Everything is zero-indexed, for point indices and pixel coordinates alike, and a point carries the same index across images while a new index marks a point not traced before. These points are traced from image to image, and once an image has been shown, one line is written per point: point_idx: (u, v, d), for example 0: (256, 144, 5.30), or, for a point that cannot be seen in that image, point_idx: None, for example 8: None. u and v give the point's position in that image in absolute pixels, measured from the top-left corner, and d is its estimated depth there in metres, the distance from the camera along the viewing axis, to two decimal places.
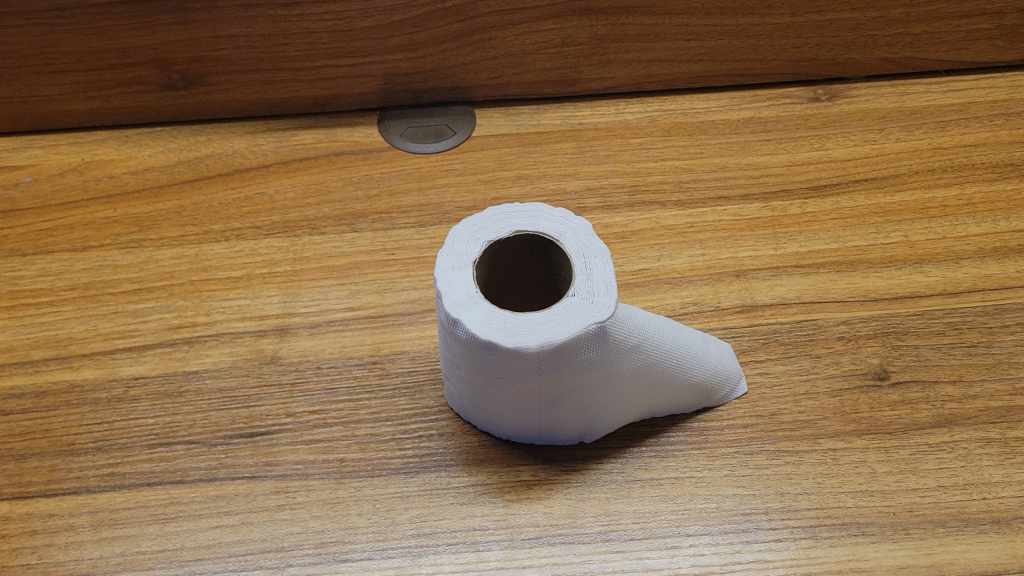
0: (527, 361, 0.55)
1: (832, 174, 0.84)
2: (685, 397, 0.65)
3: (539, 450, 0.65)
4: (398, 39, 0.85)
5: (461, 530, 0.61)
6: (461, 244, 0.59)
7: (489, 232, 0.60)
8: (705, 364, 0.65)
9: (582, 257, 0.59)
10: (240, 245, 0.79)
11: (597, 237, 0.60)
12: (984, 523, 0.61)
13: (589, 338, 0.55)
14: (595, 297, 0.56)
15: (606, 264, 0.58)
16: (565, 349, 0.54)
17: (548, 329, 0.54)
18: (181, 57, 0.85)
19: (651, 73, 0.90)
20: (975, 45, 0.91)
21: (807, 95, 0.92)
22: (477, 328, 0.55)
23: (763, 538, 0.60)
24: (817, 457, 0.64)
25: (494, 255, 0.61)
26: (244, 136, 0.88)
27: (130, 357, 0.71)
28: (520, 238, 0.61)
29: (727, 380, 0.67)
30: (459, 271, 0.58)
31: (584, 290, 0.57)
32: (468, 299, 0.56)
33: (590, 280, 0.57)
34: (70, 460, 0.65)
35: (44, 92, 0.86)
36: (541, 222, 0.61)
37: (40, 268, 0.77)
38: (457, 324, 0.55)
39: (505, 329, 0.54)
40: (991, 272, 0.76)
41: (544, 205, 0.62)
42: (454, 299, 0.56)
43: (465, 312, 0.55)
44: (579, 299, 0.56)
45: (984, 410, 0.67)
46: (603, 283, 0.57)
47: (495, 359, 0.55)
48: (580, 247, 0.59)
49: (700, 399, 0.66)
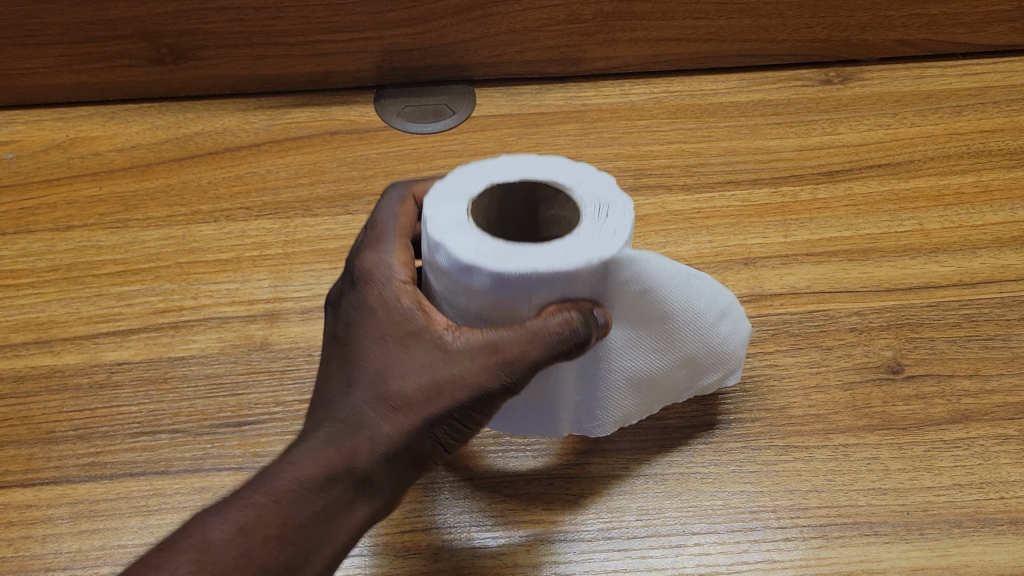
0: (514, 290, 0.46)
1: (844, 159, 0.82)
2: (689, 367, 0.57)
3: (539, 433, 0.56)
4: (395, 14, 0.82)
5: (457, 526, 0.56)
6: (459, 179, 0.51)
7: (493, 164, 0.53)
8: (714, 330, 0.57)
9: (597, 193, 0.50)
10: (230, 226, 0.76)
11: (620, 187, 0.51)
12: (1000, 523, 0.55)
13: (595, 271, 0.46)
14: (606, 230, 0.47)
15: (624, 202, 0.49)
16: (566, 282, 0.46)
17: (546, 256, 0.45)
18: (170, 31, 0.82)
19: (659, 53, 0.88)
20: (994, 27, 0.90)
21: (819, 77, 0.90)
22: (461, 253, 0.46)
23: (771, 537, 0.55)
24: (828, 453, 0.59)
25: (497, 202, 0.53)
26: (235, 113, 0.87)
27: (114, 342, 0.68)
28: (532, 184, 0.52)
29: (731, 356, 0.60)
30: (451, 196, 0.50)
31: (595, 224, 0.48)
32: (458, 223, 0.48)
33: (604, 214, 0.48)
34: (48, 448, 0.61)
35: (27, 65, 0.84)
36: (554, 161, 0.53)
37: (22, 247, 0.75)
38: (440, 248, 0.47)
39: (493, 252, 0.46)
40: (1009, 262, 0.72)
41: (561, 149, 0.54)
42: (440, 223, 0.48)
43: (452, 235, 0.47)
44: (584, 233, 0.47)
45: (1002, 406, 0.62)
46: (617, 218, 0.48)
47: (478, 290, 0.46)
48: (598, 192, 0.50)
49: (705, 372, 0.59)
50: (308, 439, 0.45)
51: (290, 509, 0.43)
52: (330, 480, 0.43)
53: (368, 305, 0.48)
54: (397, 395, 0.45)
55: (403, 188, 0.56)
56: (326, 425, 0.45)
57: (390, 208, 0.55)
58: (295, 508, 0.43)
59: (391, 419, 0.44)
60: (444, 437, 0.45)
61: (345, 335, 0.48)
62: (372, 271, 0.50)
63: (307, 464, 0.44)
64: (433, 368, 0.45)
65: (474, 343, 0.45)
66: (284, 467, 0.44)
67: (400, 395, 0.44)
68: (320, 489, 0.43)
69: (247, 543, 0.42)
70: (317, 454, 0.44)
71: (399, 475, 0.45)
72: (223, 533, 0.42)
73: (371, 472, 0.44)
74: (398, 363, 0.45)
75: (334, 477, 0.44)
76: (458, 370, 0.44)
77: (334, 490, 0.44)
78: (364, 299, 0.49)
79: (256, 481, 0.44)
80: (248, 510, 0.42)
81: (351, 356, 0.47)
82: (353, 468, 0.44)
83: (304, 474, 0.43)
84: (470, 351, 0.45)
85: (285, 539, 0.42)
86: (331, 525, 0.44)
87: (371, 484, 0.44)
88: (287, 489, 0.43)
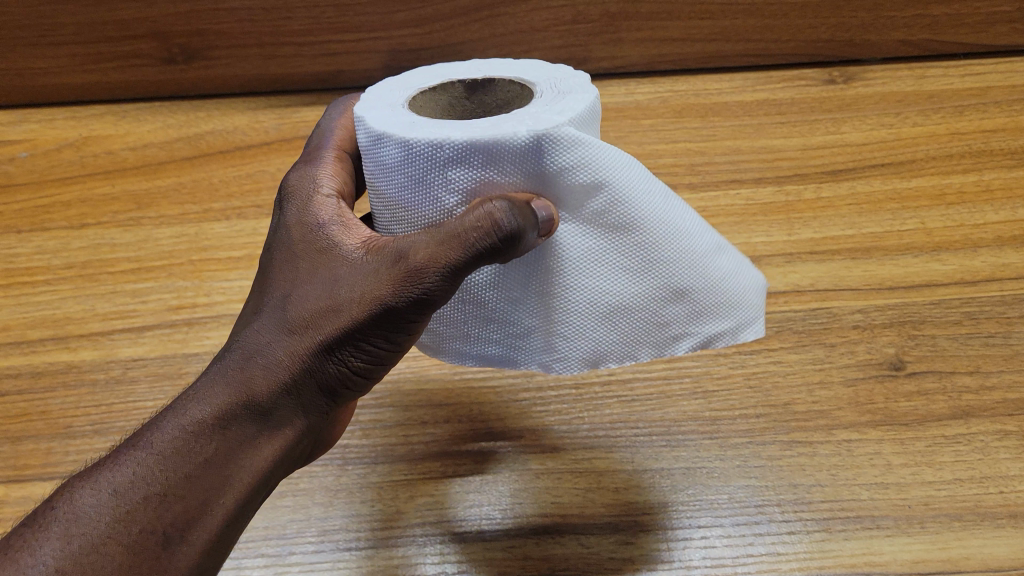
0: (426, 164, 0.43)
1: (848, 159, 0.85)
2: (676, 298, 0.46)
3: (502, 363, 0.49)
4: (403, 14, 0.91)
5: (468, 519, 0.55)
6: (420, 75, 0.52)
7: (461, 71, 0.52)
8: (709, 259, 0.47)
9: (554, 90, 0.47)
10: (241, 224, 0.79)
11: (592, 82, 0.48)
12: (1001, 517, 0.53)
13: (510, 147, 0.42)
14: (541, 113, 0.43)
15: (579, 97, 0.45)
16: (470, 154, 0.42)
17: (455, 127, 0.43)
18: (182, 30, 0.92)
19: (663, 53, 0.96)
20: (995, 28, 0.96)
21: (822, 78, 0.97)
22: (376, 125, 0.45)
23: (776, 530, 0.53)
24: (831, 448, 0.59)
25: (464, 107, 0.53)
26: (247, 114, 0.95)
27: (129, 339, 0.68)
28: (493, 84, 0.52)
29: (736, 305, 0.48)
30: (398, 89, 0.50)
31: (535, 109, 0.44)
32: (387, 104, 0.48)
33: (549, 103, 0.45)
34: (67, 443, 0.60)
35: (60, 71, 0.95)
36: (528, 70, 0.52)
37: (36, 246, 0.78)
38: (360, 121, 0.46)
39: (406, 124, 0.44)
40: (1009, 261, 0.72)
41: (547, 63, 0.52)
42: (370, 102, 0.48)
43: (372, 111, 0.47)
44: (522, 114, 0.44)
45: (1002, 402, 0.61)
46: (560, 106, 0.44)
47: (393, 168, 0.45)
48: (558, 84, 0.48)
49: (699, 315, 0.47)
50: (205, 379, 0.43)
51: (180, 453, 0.41)
52: (225, 419, 0.42)
53: (285, 223, 0.48)
54: (295, 320, 0.43)
55: (355, 102, 0.58)
56: (227, 359, 0.44)
57: (334, 122, 0.56)
58: (185, 452, 0.41)
59: (287, 346, 0.43)
60: (350, 362, 0.43)
61: (263, 264, 0.47)
62: (296, 190, 0.49)
63: (202, 404, 0.42)
64: (334, 286, 0.43)
65: (378, 255, 0.42)
66: (177, 411, 0.42)
67: (299, 318, 0.43)
68: (213, 430, 0.42)
69: (133, 495, 0.39)
70: (212, 393, 0.42)
71: (305, 405, 0.43)
72: (106, 487, 0.39)
73: (269, 403, 0.42)
74: (303, 285, 0.44)
75: (228, 416, 0.42)
76: (358, 284, 0.42)
77: (229, 428, 0.42)
78: (283, 217, 0.48)
79: (148, 430, 0.42)
80: (135, 460, 0.40)
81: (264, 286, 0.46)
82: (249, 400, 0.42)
83: (195, 416, 0.42)
84: (372, 264, 0.42)
85: (175, 486, 0.40)
86: (228, 466, 0.41)
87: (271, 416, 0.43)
88: (179, 425, 0.41)
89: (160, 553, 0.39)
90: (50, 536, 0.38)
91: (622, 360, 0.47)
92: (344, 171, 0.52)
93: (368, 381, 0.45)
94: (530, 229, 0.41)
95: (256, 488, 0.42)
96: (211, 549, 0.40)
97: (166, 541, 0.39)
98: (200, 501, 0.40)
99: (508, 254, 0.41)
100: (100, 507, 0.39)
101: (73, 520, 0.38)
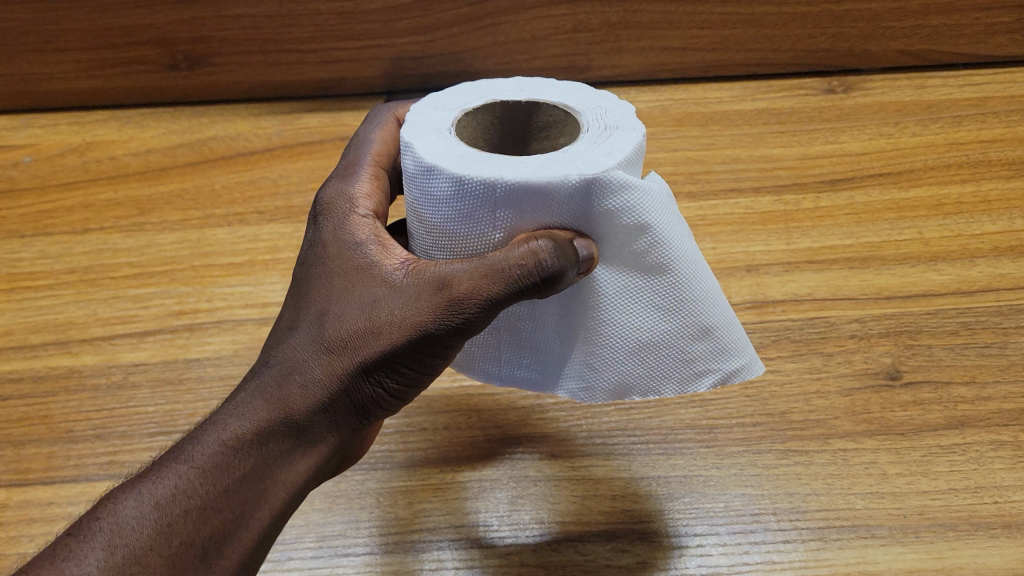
0: (476, 201, 0.44)
1: (846, 168, 0.85)
2: (701, 336, 0.48)
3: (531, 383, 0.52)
4: (405, 22, 0.92)
5: (465, 526, 0.55)
6: (460, 94, 0.52)
7: (500, 92, 0.53)
8: (722, 302, 0.50)
9: (601, 126, 0.48)
10: (242, 230, 0.79)
11: (636, 118, 0.49)
12: (994, 527, 0.53)
13: (563, 191, 0.43)
14: (592, 156, 0.44)
15: (628, 138, 0.46)
16: (521, 195, 0.43)
17: (508, 165, 0.43)
18: (185, 37, 0.93)
19: (663, 61, 0.97)
20: (994, 38, 0.97)
21: (822, 87, 0.98)
22: (426, 154, 0.45)
23: (771, 539, 0.53)
24: (827, 457, 0.59)
25: (502, 126, 0.54)
26: (249, 120, 0.96)
27: (130, 344, 0.68)
28: (535, 107, 0.52)
29: (746, 344, 0.51)
30: (439, 111, 0.50)
31: (586, 149, 0.45)
32: (430, 130, 0.48)
33: (601, 143, 0.46)
34: (68, 447, 0.60)
35: (63, 76, 0.96)
36: (570, 96, 0.52)
37: (39, 251, 0.78)
38: (407, 148, 0.46)
39: (457, 158, 0.44)
40: (1006, 271, 0.73)
41: (589, 88, 0.53)
42: (414, 127, 0.48)
43: (419, 139, 0.47)
44: (571, 153, 0.45)
45: (997, 412, 0.61)
46: (611, 150, 0.45)
47: (440, 200, 0.45)
48: (604, 117, 0.49)
49: (721, 352, 0.49)
50: (242, 393, 0.44)
51: (220, 468, 0.41)
52: (263, 434, 0.42)
53: (322, 240, 0.48)
54: (334, 339, 0.43)
55: (387, 114, 0.59)
56: (264, 374, 0.44)
57: (368, 137, 0.57)
58: (224, 467, 0.41)
59: (326, 365, 0.43)
60: (386, 384, 0.44)
61: (299, 279, 0.48)
62: (333, 206, 0.50)
63: (240, 419, 0.42)
64: (375, 308, 0.43)
65: (417, 280, 0.43)
66: (216, 425, 0.42)
67: (337, 338, 0.43)
68: (252, 446, 0.42)
69: (174, 508, 0.40)
70: (250, 408, 0.43)
71: (339, 423, 0.44)
72: (147, 500, 0.40)
73: (308, 421, 0.43)
74: (342, 304, 0.44)
75: (267, 431, 0.42)
76: (399, 308, 0.43)
77: (267, 444, 0.42)
78: (320, 232, 0.49)
79: (186, 444, 0.43)
80: (176, 474, 0.41)
81: (301, 302, 0.46)
82: (289, 417, 0.43)
83: (234, 431, 0.42)
84: (413, 289, 0.43)
85: (214, 500, 0.40)
86: (265, 481, 0.42)
87: (308, 434, 0.43)
88: (219, 440, 0.42)
89: (198, 567, 0.39)
90: (94, 547, 0.38)
91: (647, 393, 0.49)
92: (379, 190, 0.53)
93: (400, 402, 0.46)
94: (570, 267, 0.43)
95: (289, 502, 0.43)
96: (244, 562, 0.41)
97: (204, 554, 0.39)
98: (238, 515, 0.41)
99: (547, 290, 0.43)
100: (141, 519, 0.39)
101: (116, 530, 0.39)
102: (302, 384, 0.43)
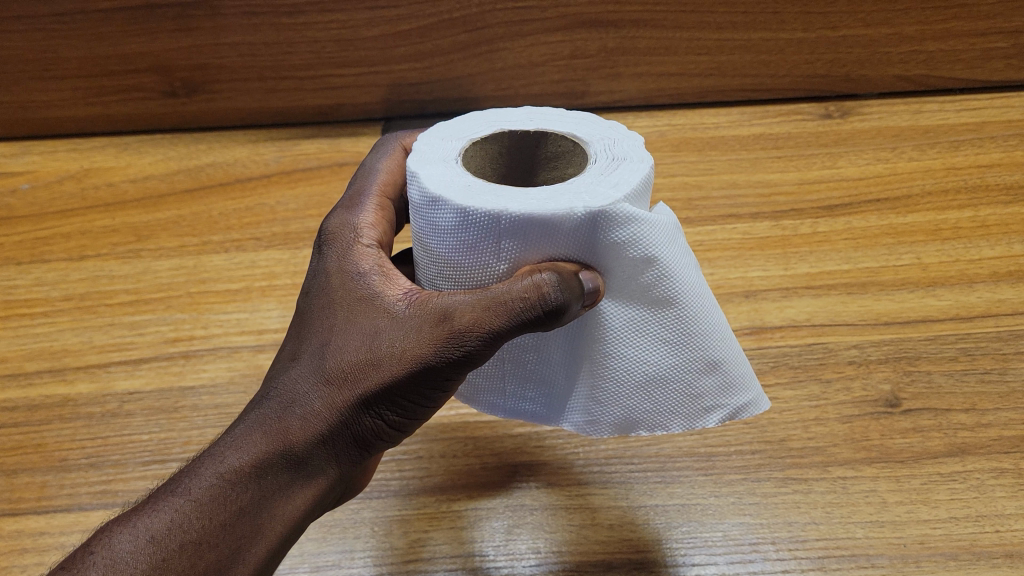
0: (481, 233, 0.43)
1: (844, 193, 0.85)
2: (710, 371, 0.48)
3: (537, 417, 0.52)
4: (403, 49, 0.92)
5: (460, 555, 0.55)
6: (470, 124, 0.52)
7: (510, 122, 0.53)
8: (731, 337, 0.50)
9: (611, 158, 0.48)
10: (240, 256, 0.79)
11: (645, 150, 0.49)
12: (996, 557, 0.53)
13: (569, 224, 0.42)
14: (601, 187, 0.44)
15: (637, 169, 0.46)
16: (527, 227, 0.42)
17: (515, 197, 0.43)
18: (183, 65, 0.93)
19: (660, 87, 0.97)
20: (990, 63, 0.97)
21: (819, 113, 0.98)
22: (432, 185, 0.45)
23: (770, 569, 0.53)
24: (826, 485, 0.58)
25: (510, 156, 0.54)
26: (247, 146, 0.96)
27: (125, 371, 0.68)
28: (544, 137, 0.52)
29: (754, 381, 0.51)
30: (446, 141, 0.51)
31: (595, 181, 0.45)
32: (437, 160, 0.48)
33: (610, 175, 0.46)
34: (61, 476, 0.60)
35: (61, 103, 0.97)
36: (579, 128, 0.52)
37: (36, 277, 0.78)
38: (413, 179, 0.46)
39: (463, 189, 0.44)
40: (1005, 297, 0.72)
41: (599, 120, 0.53)
42: (421, 157, 0.48)
43: (426, 168, 0.47)
44: (578, 185, 0.44)
45: (997, 439, 0.61)
46: (620, 181, 0.45)
47: (445, 231, 0.45)
48: (613, 149, 0.49)
49: (730, 387, 0.49)
50: (242, 425, 0.43)
51: (216, 502, 0.41)
52: (261, 467, 0.42)
53: (326, 269, 0.48)
54: (335, 371, 0.43)
55: (394, 144, 0.59)
56: (264, 406, 0.44)
57: (374, 166, 0.57)
58: (221, 501, 0.41)
59: (326, 397, 0.43)
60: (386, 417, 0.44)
61: (303, 309, 0.47)
62: (337, 236, 0.50)
63: (239, 452, 0.42)
64: (375, 340, 0.43)
65: (420, 312, 0.43)
66: (214, 458, 0.42)
67: (338, 369, 0.43)
68: (250, 479, 0.42)
69: (169, 543, 0.40)
70: (250, 440, 0.42)
71: (338, 454, 0.44)
72: (143, 534, 0.40)
73: (306, 454, 0.43)
74: (344, 335, 0.44)
75: (265, 464, 0.42)
76: (400, 340, 0.42)
77: (266, 477, 0.42)
78: (323, 262, 0.49)
79: (184, 476, 0.42)
80: (173, 507, 0.41)
81: (303, 333, 0.46)
82: (287, 450, 0.42)
83: (233, 464, 0.42)
84: (414, 320, 0.43)
85: (210, 535, 0.40)
86: (263, 515, 0.42)
87: (307, 467, 0.43)
88: (215, 473, 0.41)
89: None
90: None
91: (654, 429, 0.49)
92: (385, 220, 0.53)
93: (401, 434, 0.45)
94: (574, 300, 0.42)
95: (287, 535, 0.43)
96: None
97: None
98: (234, 550, 0.41)
99: (551, 324, 0.43)
100: (136, 554, 0.39)
101: (109, 565, 0.39)
102: (301, 417, 0.43)
